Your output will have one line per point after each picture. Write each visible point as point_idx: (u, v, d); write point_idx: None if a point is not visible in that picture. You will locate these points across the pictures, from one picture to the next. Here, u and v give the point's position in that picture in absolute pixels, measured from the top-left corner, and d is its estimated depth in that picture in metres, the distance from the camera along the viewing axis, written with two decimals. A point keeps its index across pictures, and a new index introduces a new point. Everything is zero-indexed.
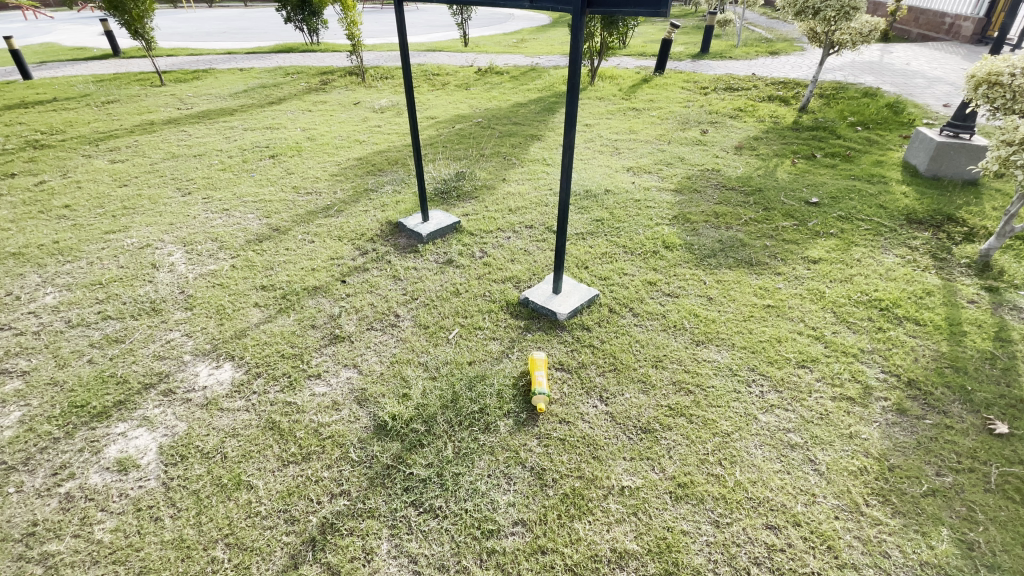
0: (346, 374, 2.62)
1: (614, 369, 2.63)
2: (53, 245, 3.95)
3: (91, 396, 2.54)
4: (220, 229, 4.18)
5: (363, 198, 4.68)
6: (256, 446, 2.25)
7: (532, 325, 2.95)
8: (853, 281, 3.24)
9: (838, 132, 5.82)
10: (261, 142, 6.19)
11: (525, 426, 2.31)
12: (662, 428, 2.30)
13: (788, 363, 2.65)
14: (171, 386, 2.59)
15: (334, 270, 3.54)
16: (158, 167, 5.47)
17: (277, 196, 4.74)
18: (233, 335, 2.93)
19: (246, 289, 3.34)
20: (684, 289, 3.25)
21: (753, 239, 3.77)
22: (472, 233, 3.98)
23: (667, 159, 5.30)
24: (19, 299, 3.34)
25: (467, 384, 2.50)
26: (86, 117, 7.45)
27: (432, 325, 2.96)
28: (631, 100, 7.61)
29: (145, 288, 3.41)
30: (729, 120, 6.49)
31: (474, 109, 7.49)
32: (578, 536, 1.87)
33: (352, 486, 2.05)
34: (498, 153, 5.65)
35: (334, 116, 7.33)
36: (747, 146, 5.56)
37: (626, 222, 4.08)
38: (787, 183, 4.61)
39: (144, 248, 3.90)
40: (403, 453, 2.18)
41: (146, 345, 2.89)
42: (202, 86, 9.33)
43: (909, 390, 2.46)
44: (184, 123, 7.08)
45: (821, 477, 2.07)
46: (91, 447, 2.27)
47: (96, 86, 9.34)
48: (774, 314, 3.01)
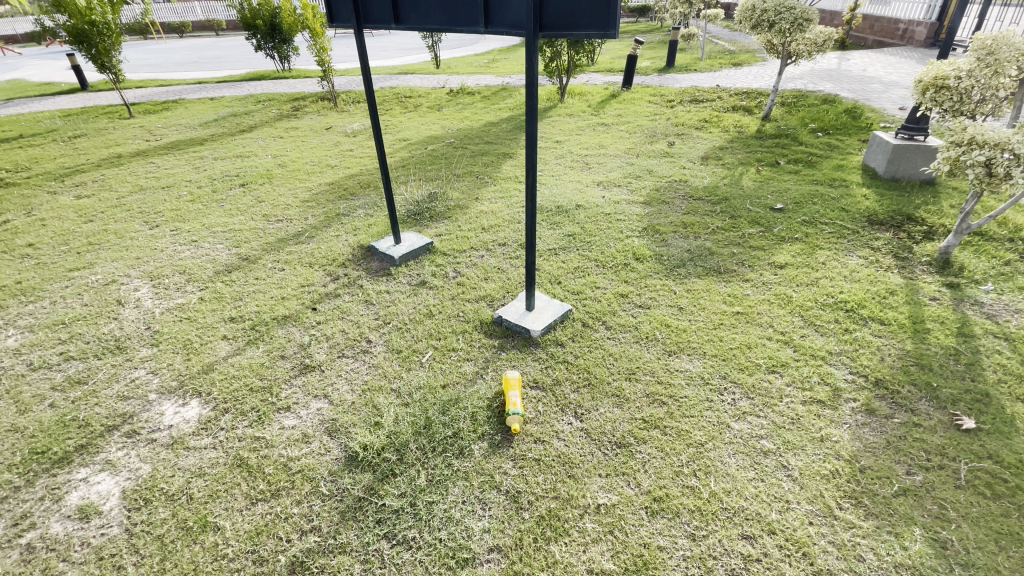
0: (317, 405, 2.58)
1: (588, 384, 2.63)
2: (14, 286, 3.84)
3: (52, 441, 2.44)
4: (189, 261, 4.11)
5: (335, 223, 4.66)
6: (223, 485, 2.18)
7: (506, 344, 2.95)
8: (819, 284, 3.31)
9: (799, 138, 5.99)
10: (231, 171, 6.15)
11: (500, 448, 2.29)
12: (637, 441, 2.30)
13: (759, 368, 2.68)
14: (135, 427, 2.51)
15: (305, 298, 3.50)
16: (126, 201, 5.38)
17: (248, 225, 4.69)
18: (201, 370, 2.86)
19: (215, 322, 3.28)
20: (655, 300, 3.28)
21: (721, 247, 3.84)
22: (445, 254, 3.98)
23: (636, 172, 5.40)
24: None
25: (440, 408, 2.47)
26: (51, 152, 7.32)
27: (405, 349, 2.94)
28: (600, 115, 7.75)
29: (110, 325, 3.33)
30: (695, 131, 6.65)
31: (447, 129, 7.56)
32: (555, 558, 1.84)
33: (323, 521, 2.00)
34: (470, 172, 5.69)
35: (306, 142, 7.32)
36: (713, 156, 5.69)
37: (598, 235, 4.12)
38: (752, 191, 4.71)
39: (110, 285, 3.81)
40: (374, 484, 2.13)
41: (111, 384, 2.80)
42: (171, 117, 9.25)
43: (877, 390, 2.50)
44: (153, 155, 7.01)
45: (794, 482, 2.08)
46: (52, 495, 2.18)
47: (63, 121, 9.20)
48: (743, 321, 3.05)
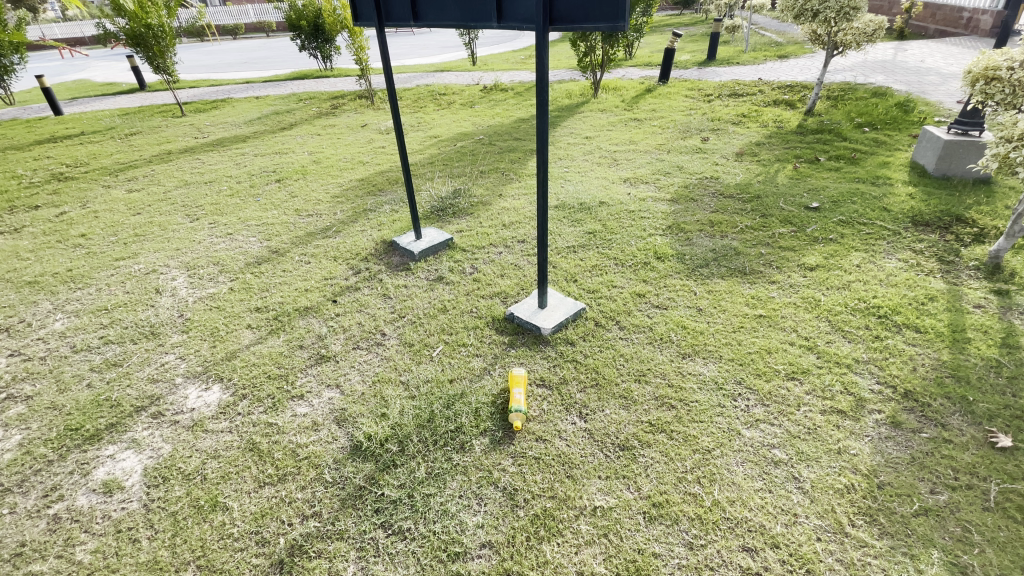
0: (328, 395, 2.65)
1: (596, 385, 2.59)
2: (66, 273, 4.13)
3: (86, 419, 2.62)
4: (223, 252, 4.30)
5: (361, 218, 4.77)
6: (235, 467, 2.28)
7: (516, 341, 2.94)
8: (851, 288, 3.13)
9: (843, 134, 5.68)
10: (269, 167, 6.39)
11: (501, 444, 2.29)
12: (641, 445, 2.25)
13: (777, 375, 2.57)
14: (161, 408, 2.66)
15: (327, 290, 3.60)
16: (171, 195, 5.69)
17: (280, 219, 4.87)
18: (225, 357, 3.00)
19: (242, 311, 3.43)
20: (674, 300, 3.19)
21: (748, 247, 3.69)
22: (464, 250, 4.00)
23: (666, 168, 5.26)
24: (30, 326, 3.49)
25: (445, 403, 2.49)
26: (109, 149, 7.82)
27: (417, 343, 2.98)
28: (633, 110, 7.59)
29: (147, 312, 3.53)
30: (731, 126, 6.42)
31: (477, 126, 7.59)
32: (546, 558, 1.83)
33: (324, 508, 2.06)
34: (496, 169, 5.70)
35: (341, 139, 7.52)
36: (748, 152, 5.48)
37: (619, 233, 4.04)
38: (787, 189, 4.51)
39: (150, 274, 4.04)
40: (376, 473, 2.17)
41: (143, 368, 2.97)
42: (219, 115, 9.71)
43: (905, 402, 2.35)
44: (200, 152, 7.37)
45: (804, 495, 1.98)
46: (81, 470, 2.34)
47: (122, 119, 9.81)
48: (765, 324, 2.93)
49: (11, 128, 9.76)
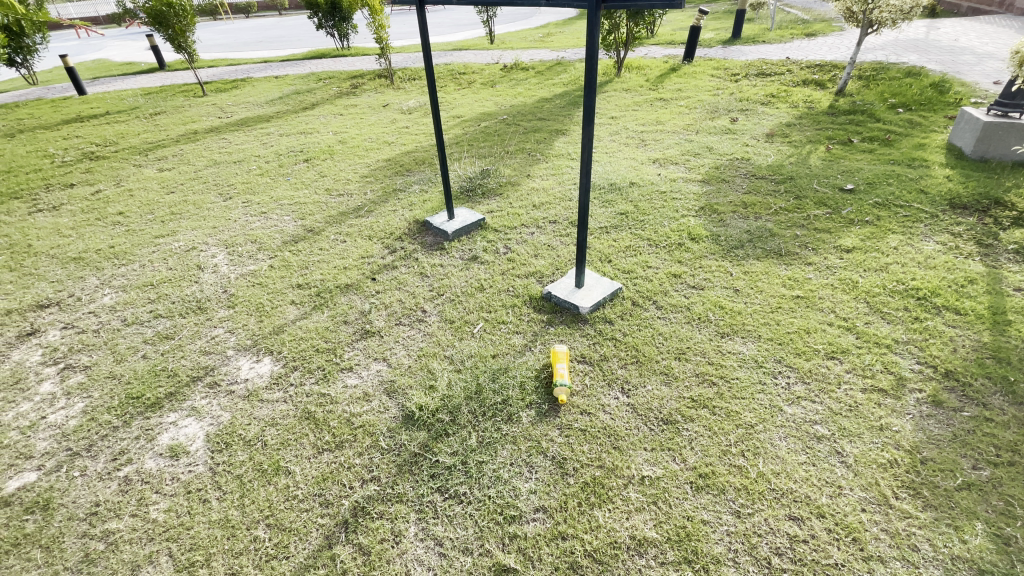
0: (376, 367, 2.74)
1: (636, 361, 2.65)
2: (109, 250, 4.25)
3: (145, 388, 2.74)
4: (259, 231, 4.39)
5: (392, 198, 4.82)
6: (293, 435, 2.38)
7: (555, 319, 3.00)
8: (889, 270, 3.13)
9: (876, 115, 5.58)
10: (296, 147, 6.44)
11: (547, 416, 2.36)
12: (684, 419, 2.32)
13: (817, 354, 2.61)
14: (216, 379, 2.77)
15: (365, 268, 3.68)
16: (202, 174, 5.78)
17: (311, 199, 4.93)
18: (272, 331, 3.10)
19: (284, 288, 3.52)
20: (710, 281, 3.23)
21: (783, 229, 3.69)
22: (497, 230, 4.04)
23: (695, 149, 5.22)
24: (80, 300, 3.61)
25: (490, 376, 2.57)
26: (136, 128, 7.91)
27: (457, 320, 3.05)
28: (658, 90, 7.51)
29: (192, 288, 3.64)
30: (760, 106, 6.32)
31: (500, 106, 7.56)
32: (598, 522, 1.91)
33: (382, 473, 2.16)
34: (522, 149, 5.70)
35: (364, 119, 7.53)
36: (779, 133, 5.41)
37: (651, 214, 4.05)
38: (820, 170, 4.47)
39: (191, 251, 4.14)
40: (429, 441, 2.27)
41: (194, 340, 3.09)
42: (241, 95, 9.75)
43: (946, 381, 2.38)
44: (226, 131, 7.43)
45: (848, 469, 2.04)
46: (147, 435, 2.46)
47: (145, 99, 9.89)
48: (803, 305, 2.95)
49: (38, 108, 9.89)
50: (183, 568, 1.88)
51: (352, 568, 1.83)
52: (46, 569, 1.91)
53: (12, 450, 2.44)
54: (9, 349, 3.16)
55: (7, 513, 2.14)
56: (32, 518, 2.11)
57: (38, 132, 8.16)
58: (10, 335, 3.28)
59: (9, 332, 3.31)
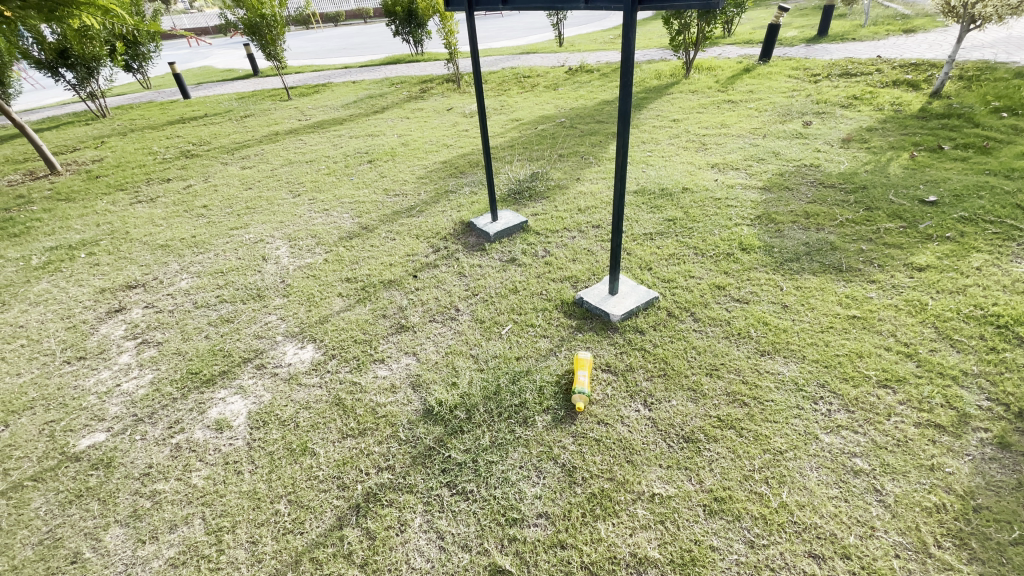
0: (406, 361, 2.84)
1: (663, 374, 2.55)
2: (191, 239, 4.72)
3: (203, 365, 3.03)
4: (319, 226, 4.68)
5: (443, 199, 4.96)
6: (323, 418, 2.53)
7: (584, 325, 2.96)
8: (966, 293, 2.80)
9: (975, 119, 4.99)
10: (362, 148, 6.80)
11: (563, 423, 2.34)
12: (707, 439, 2.20)
13: (867, 381, 2.38)
14: (264, 361, 3.00)
15: (408, 266, 3.82)
16: (277, 172, 6.26)
17: (369, 198, 5.18)
18: (318, 320, 3.30)
19: (334, 281, 3.74)
20: (756, 295, 3.04)
21: (847, 242, 3.40)
22: (538, 233, 4.05)
23: (760, 154, 4.93)
24: (162, 283, 4.05)
25: (511, 378, 2.59)
26: (228, 130, 8.71)
27: (488, 320, 3.10)
28: (727, 92, 7.16)
29: (255, 276, 3.96)
30: (839, 109, 5.85)
31: (560, 109, 7.54)
32: (600, 536, 1.87)
33: (397, 462, 2.24)
34: (576, 152, 5.66)
35: (428, 122, 7.80)
36: (857, 138, 4.98)
37: (701, 221, 3.88)
38: (899, 180, 4.07)
39: (258, 243, 4.50)
40: (444, 437, 2.32)
41: (250, 325, 3.36)
42: (321, 99, 10.44)
43: (1018, 422, 2.10)
44: (302, 133, 7.99)
45: (885, 509, 1.85)
46: (199, 408, 2.72)
47: (238, 103, 10.85)
48: (859, 326, 2.71)
49: (150, 110, 11.16)
50: (211, 532, 2.06)
51: (357, 550, 1.92)
52: (101, 519, 2.17)
53: (90, 412, 2.79)
54: (100, 323, 3.61)
55: (78, 467, 2.45)
56: (95, 474, 2.40)
57: (147, 132, 9.20)
58: (102, 311, 3.74)
59: (101, 308, 3.77)
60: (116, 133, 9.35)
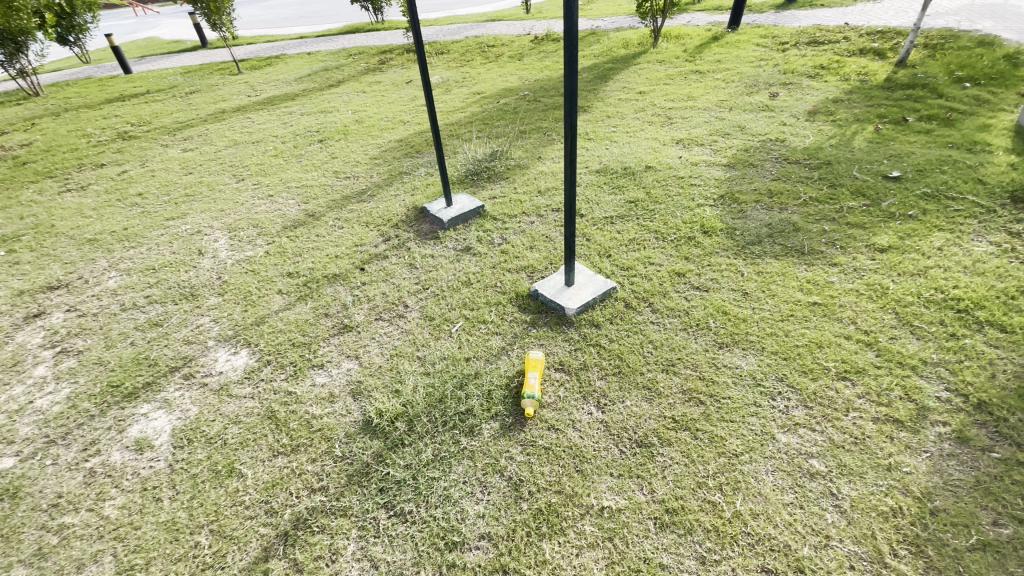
0: (346, 366, 2.64)
1: (618, 373, 2.42)
2: (123, 232, 4.35)
3: (126, 377, 2.77)
4: (263, 215, 4.37)
5: (396, 181, 4.69)
6: (253, 434, 2.34)
7: (539, 320, 2.79)
8: (927, 275, 2.72)
9: (940, 89, 4.90)
10: (313, 126, 6.39)
11: (511, 431, 2.19)
12: (661, 443, 2.09)
13: (826, 373, 2.29)
14: (192, 370, 2.76)
15: (355, 257, 3.58)
16: (221, 154, 5.84)
17: (318, 181, 4.87)
18: (254, 322, 3.06)
19: (274, 276, 3.48)
20: (716, 282, 2.91)
21: (809, 222, 3.29)
22: (495, 218, 3.83)
23: (725, 128, 4.77)
24: (88, 282, 3.72)
25: (458, 382, 2.42)
26: (171, 108, 8.13)
27: (437, 317, 2.91)
28: (695, 61, 6.94)
29: (189, 273, 3.67)
30: (805, 80, 5.71)
31: (523, 81, 7.21)
32: (545, 557, 1.74)
33: (331, 483, 2.07)
34: (538, 129, 5.41)
35: (385, 97, 7.39)
36: (823, 110, 4.86)
37: (663, 203, 3.73)
38: (863, 154, 3.97)
39: (195, 235, 4.18)
40: (383, 452, 2.15)
41: (180, 329, 3.10)
42: (273, 72, 9.83)
43: (978, 414, 2.03)
44: (250, 110, 7.49)
45: (841, 515, 1.77)
46: (118, 426, 2.49)
47: (184, 77, 10.14)
48: (819, 314, 2.61)
49: (88, 87, 10.37)
50: (122, 571, 1.86)
51: None
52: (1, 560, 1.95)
53: None
54: (15, 330, 3.29)
55: None
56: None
57: (83, 111, 8.53)
58: (19, 317, 3.41)
59: (18, 313, 3.44)
60: (48, 113, 8.65)
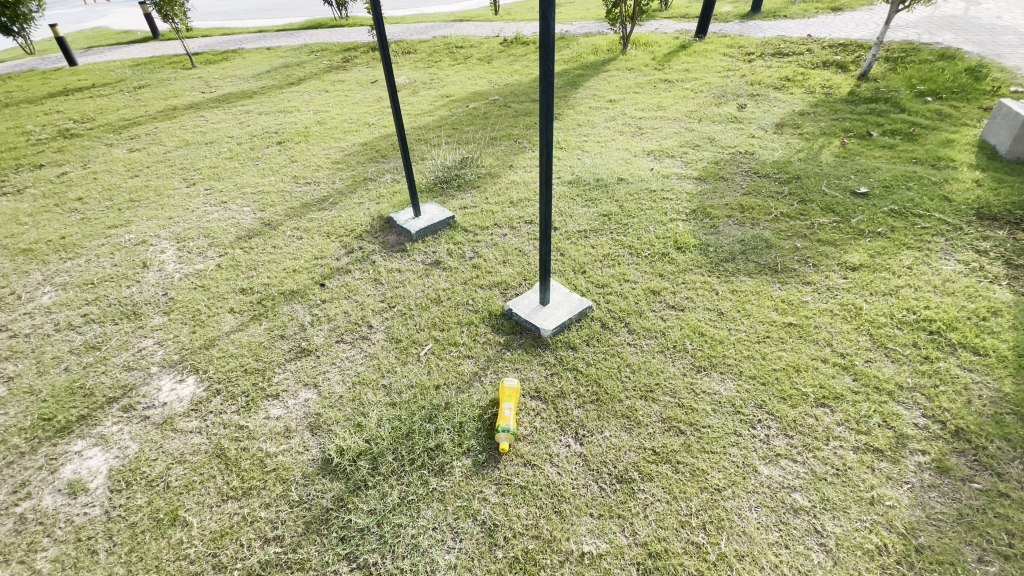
0: (304, 396, 2.44)
1: (596, 400, 2.31)
2: (58, 241, 3.97)
3: (59, 409, 2.45)
4: (215, 223, 4.08)
5: (360, 188, 4.47)
6: (199, 476, 2.10)
7: (513, 342, 2.66)
8: (899, 295, 2.74)
9: (900, 104, 5.04)
10: (272, 127, 6.07)
11: (484, 468, 2.05)
12: (641, 478, 1.99)
13: (805, 400, 2.25)
14: (133, 401, 2.48)
15: (315, 272, 3.36)
16: (170, 156, 5.46)
17: (276, 187, 4.59)
18: (203, 345, 2.81)
19: (226, 292, 3.22)
20: (692, 301, 2.85)
21: (782, 239, 3.28)
22: (465, 230, 3.68)
23: (696, 140, 4.76)
24: (18, 298, 3.35)
25: (427, 414, 2.26)
26: (116, 103, 7.59)
27: (404, 339, 2.74)
28: (664, 70, 6.96)
29: (131, 288, 3.35)
30: (772, 91, 5.78)
31: (493, 84, 7.07)
32: None
33: (286, 532, 1.88)
34: (509, 135, 5.28)
35: (349, 97, 7.11)
36: (790, 123, 4.91)
37: (637, 216, 3.66)
38: (831, 169, 4.01)
39: (139, 245, 3.85)
40: (345, 495, 1.97)
41: (120, 352, 2.80)
42: (230, 67, 9.36)
43: (956, 442, 2.03)
44: (204, 108, 7.07)
45: (827, 555, 1.72)
46: (50, 466, 2.19)
47: (131, 71, 9.53)
48: (795, 336, 2.58)
49: (24, 79, 9.63)
50: None
51: None
52: None
53: None
54: None
55: None
56: None
57: (24, 106, 7.88)
58: None
59: None
60: None
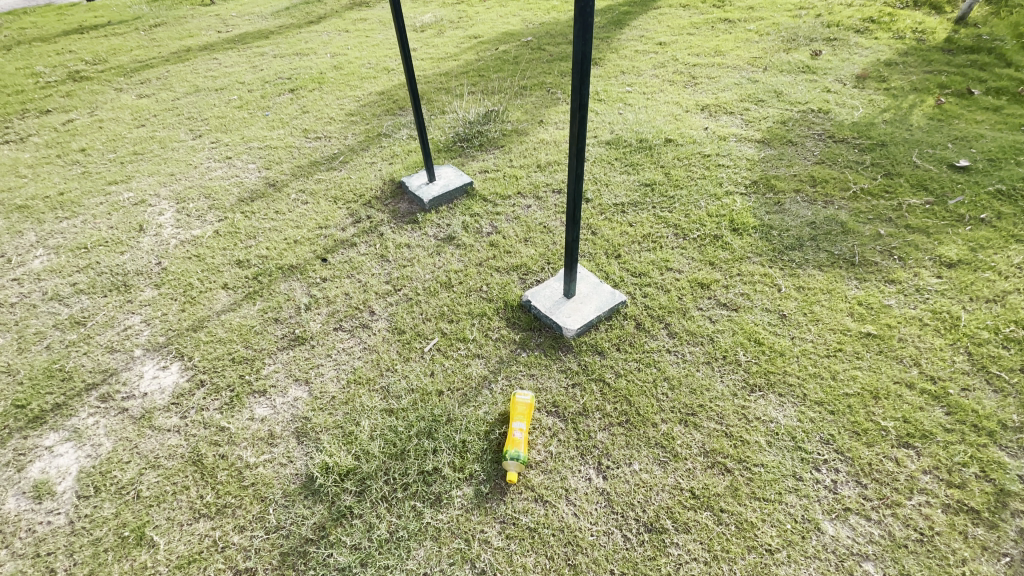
0: (294, 395, 2.17)
1: (625, 422, 1.96)
2: (57, 197, 3.76)
3: (33, 395, 2.28)
4: (217, 182, 3.77)
5: (373, 144, 4.05)
6: (172, 486, 1.89)
7: (531, 341, 2.30)
8: (1009, 302, 2.21)
9: (1014, 53, 4.18)
10: (286, 72, 5.63)
11: (488, 502, 1.76)
12: (675, 528, 1.65)
13: (885, 438, 1.83)
14: (112, 390, 2.29)
15: (318, 244, 3.04)
16: (178, 103, 5.12)
17: (284, 141, 4.22)
18: (191, 326, 2.56)
19: (221, 264, 2.94)
20: (747, 299, 2.40)
21: (861, 222, 2.73)
22: (485, 199, 3.26)
23: (758, 94, 4.08)
24: (10, 262, 3.18)
25: (427, 428, 1.96)
26: (130, 43, 7.24)
27: (408, 331, 2.41)
28: (724, 7, 6.07)
29: (125, 255, 3.12)
30: (853, 35, 4.93)
31: (526, 24, 6.34)
32: None
33: (260, 564, 1.65)
34: (541, 84, 4.69)
35: (370, 38, 6.53)
36: (874, 75, 4.15)
37: (685, 188, 3.15)
38: (925, 134, 3.34)
39: (138, 205, 3.60)
40: (327, 524, 1.72)
41: (104, 331, 2.59)
42: (249, 3, 8.79)
43: None
44: (218, 49, 6.64)
45: None
46: (16, 463, 2.03)
47: (149, 7, 9.09)
48: (873, 350, 2.12)
49: (44, 15, 9.33)
50: None
51: None
52: None
53: None
54: None
55: None
56: None
57: (37, 45, 7.62)
58: None
59: None
60: None
